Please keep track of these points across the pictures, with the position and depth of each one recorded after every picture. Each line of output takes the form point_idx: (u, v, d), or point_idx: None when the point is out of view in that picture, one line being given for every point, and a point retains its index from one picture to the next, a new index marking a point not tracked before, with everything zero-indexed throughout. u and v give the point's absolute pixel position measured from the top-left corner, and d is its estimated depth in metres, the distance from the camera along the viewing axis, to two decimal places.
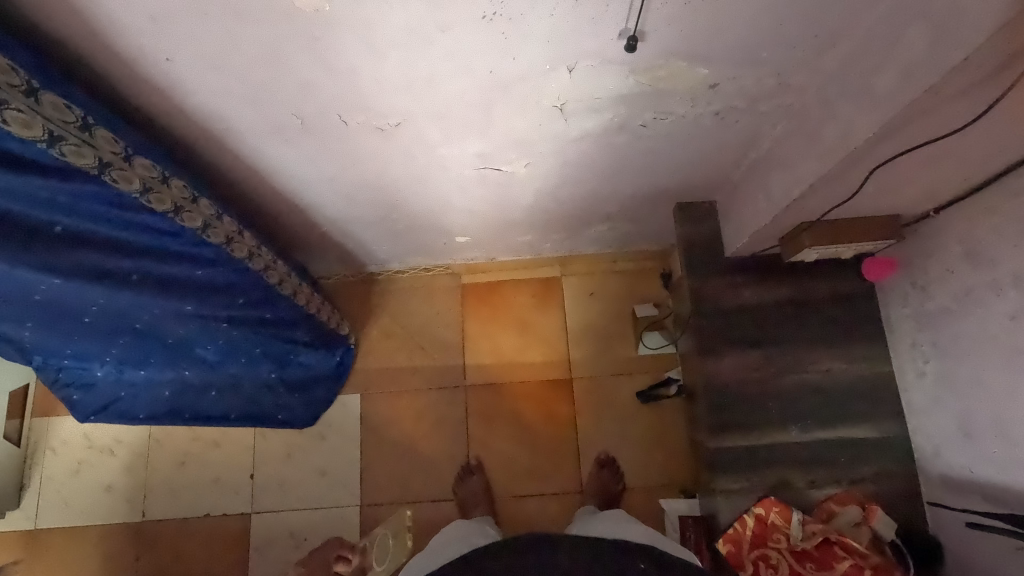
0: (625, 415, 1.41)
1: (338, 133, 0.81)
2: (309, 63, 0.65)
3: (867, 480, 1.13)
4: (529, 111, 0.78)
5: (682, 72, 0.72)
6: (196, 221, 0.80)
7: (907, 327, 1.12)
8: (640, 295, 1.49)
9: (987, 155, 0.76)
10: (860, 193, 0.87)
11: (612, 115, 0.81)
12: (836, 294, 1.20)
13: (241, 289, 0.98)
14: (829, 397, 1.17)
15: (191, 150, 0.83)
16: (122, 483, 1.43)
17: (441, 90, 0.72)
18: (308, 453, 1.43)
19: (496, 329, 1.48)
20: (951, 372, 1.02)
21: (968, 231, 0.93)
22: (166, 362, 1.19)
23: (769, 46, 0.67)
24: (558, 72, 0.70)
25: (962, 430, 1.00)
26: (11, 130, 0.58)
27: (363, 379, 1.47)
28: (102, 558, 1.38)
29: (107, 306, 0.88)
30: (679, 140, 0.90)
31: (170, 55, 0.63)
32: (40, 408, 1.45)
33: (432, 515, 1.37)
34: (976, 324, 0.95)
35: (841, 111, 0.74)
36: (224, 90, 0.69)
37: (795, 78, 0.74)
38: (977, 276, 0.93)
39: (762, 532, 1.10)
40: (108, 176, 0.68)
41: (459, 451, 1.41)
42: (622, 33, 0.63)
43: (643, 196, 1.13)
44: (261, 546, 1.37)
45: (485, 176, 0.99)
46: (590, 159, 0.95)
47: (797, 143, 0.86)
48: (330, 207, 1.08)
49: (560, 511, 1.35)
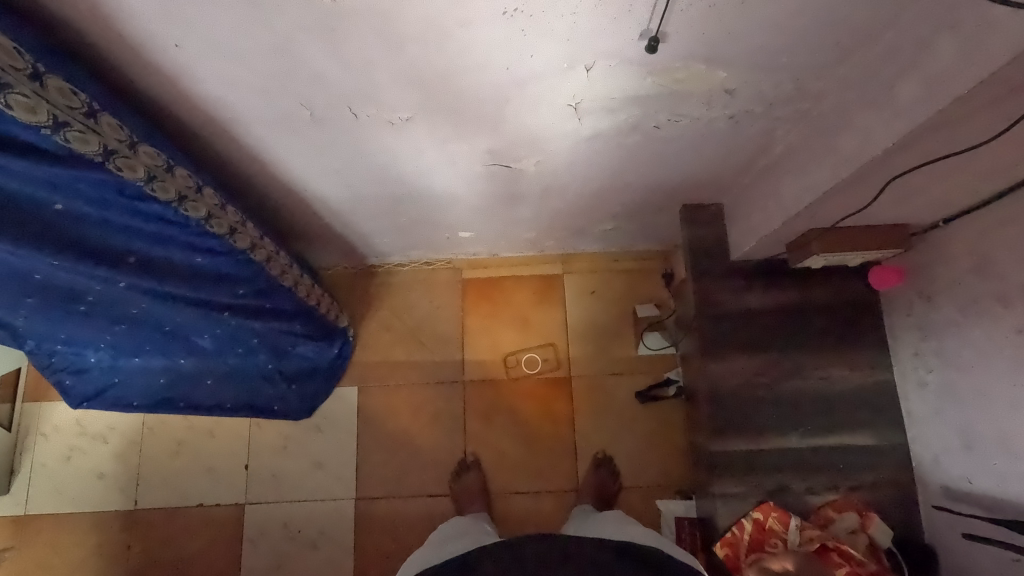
0: (625, 415, 1.41)
1: (348, 126, 0.79)
2: (323, 53, 0.63)
3: (864, 487, 1.14)
4: (543, 109, 0.77)
5: (700, 75, 0.71)
6: (199, 210, 0.79)
7: (910, 336, 1.12)
8: (642, 295, 1.48)
9: (1004, 167, 0.75)
10: (873, 203, 0.86)
11: (627, 115, 0.80)
12: (840, 301, 1.20)
13: (242, 279, 0.96)
14: (830, 403, 1.17)
15: (196, 138, 0.81)
16: (114, 470, 1.41)
17: (456, 84, 0.70)
18: (304, 445, 1.42)
19: (496, 325, 1.47)
20: (954, 383, 1.02)
21: (977, 243, 0.93)
22: (161, 350, 1.17)
23: (791, 51, 0.66)
24: (575, 71, 0.68)
25: (962, 440, 1.01)
26: (15, 115, 0.56)
27: (362, 372, 1.46)
28: (93, 546, 1.37)
29: (104, 293, 0.86)
30: (692, 142, 0.89)
31: (180, 41, 0.61)
32: (31, 392, 1.43)
33: (428, 510, 1.36)
34: (981, 335, 0.95)
35: (859, 120, 0.73)
36: (234, 78, 0.68)
37: (814, 85, 0.74)
38: (985, 288, 0.93)
39: (760, 537, 1.11)
40: (113, 164, 0.66)
41: (457, 447, 1.40)
42: (644, 34, 0.62)
43: (651, 196, 1.12)
44: (254, 538, 1.36)
45: (493, 172, 0.98)
46: (601, 158, 0.94)
47: (811, 150, 0.85)
48: (335, 199, 1.06)
49: (555, 508, 1.35)
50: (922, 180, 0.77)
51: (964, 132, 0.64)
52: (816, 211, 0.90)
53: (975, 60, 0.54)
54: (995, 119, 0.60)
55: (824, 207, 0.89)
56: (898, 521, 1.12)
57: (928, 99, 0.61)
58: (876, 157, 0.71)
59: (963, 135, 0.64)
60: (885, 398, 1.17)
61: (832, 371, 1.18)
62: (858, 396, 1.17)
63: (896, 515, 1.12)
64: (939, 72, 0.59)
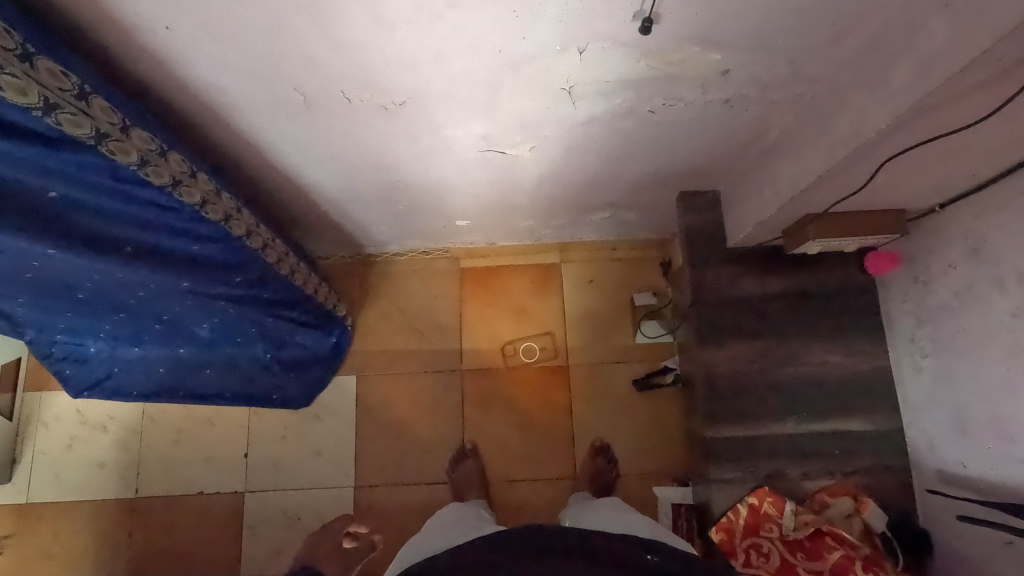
0: (622, 402, 1.42)
1: (342, 110, 0.79)
2: (316, 36, 0.63)
3: (860, 473, 1.15)
4: (538, 93, 0.77)
5: (694, 57, 0.70)
6: (194, 196, 0.79)
7: (906, 321, 1.12)
8: (639, 283, 1.48)
9: (999, 149, 0.75)
10: (868, 186, 0.86)
11: (621, 100, 0.80)
12: (836, 287, 1.21)
13: (239, 267, 0.96)
14: (826, 389, 1.17)
15: (190, 123, 0.81)
16: (114, 459, 1.42)
17: (449, 66, 0.70)
18: (302, 434, 1.42)
19: (494, 313, 1.48)
20: (949, 368, 1.02)
21: (973, 227, 0.93)
22: (160, 339, 1.17)
23: (783, 33, 0.66)
24: (569, 54, 0.68)
25: (957, 425, 1.01)
26: (6, 96, 0.56)
27: (360, 361, 1.46)
28: (95, 534, 1.38)
29: (101, 281, 0.85)
30: (687, 127, 0.89)
31: (170, 23, 0.61)
32: (32, 381, 1.44)
33: (427, 497, 1.37)
34: (977, 320, 0.95)
35: (854, 103, 0.73)
36: (224, 61, 0.67)
37: (809, 68, 0.73)
38: (979, 272, 0.93)
39: (755, 522, 1.11)
40: (104, 148, 0.66)
41: (454, 435, 1.41)
42: (636, 15, 0.61)
43: (647, 183, 1.12)
44: (255, 525, 1.37)
45: (489, 159, 0.98)
46: (596, 144, 0.94)
47: (806, 133, 0.85)
48: (331, 187, 1.07)
49: (554, 496, 1.36)
50: (916, 163, 0.77)
51: (958, 113, 0.64)
52: (811, 196, 0.90)
53: (965, 40, 0.54)
54: (988, 99, 0.60)
55: (818, 192, 0.89)
56: (893, 506, 1.13)
57: (921, 81, 0.61)
58: (869, 139, 0.70)
59: (957, 116, 0.64)
60: (881, 384, 1.17)
61: (828, 357, 1.18)
62: (854, 382, 1.17)
63: (891, 500, 1.13)
64: (932, 52, 0.59)
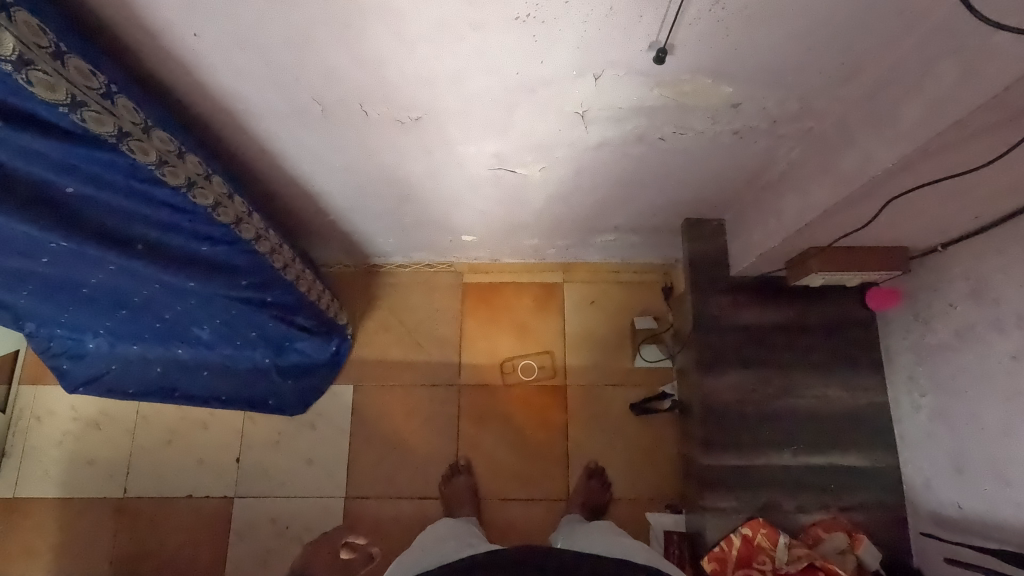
0: (619, 425, 1.41)
1: (357, 123, 0.81)
2: (340, 51, 0.65)
3: (855, 509, 1.14)
4: (551, 116, 0.79)
5: (707, 89, 0.72)
6: (207, 198, 0.79)
7: (906, 359, 1.13)
8: (640, 307, 1.49)
9: (1003, 193, 0.76)
10: (872, 223, 0.87)
11: (633, 126, 0.81)
12: (837, 321, 1.21)
13: (245, 271, 0.96)
14: (824, 421, 1.17)
15: (209, 127, 0.82)
16: (105, 457, 1.41)
17: (467, 86, 0.71)
18: (296, 441, 1.42)
19: (495, 330, 1.48)
20: (948, 407, 1.02)
21: (975, 268, 0.94)
22: (159, 339, 1.18)
23: (795, 69, 0.68)
24: (584, 80, 0.70)
25: (953, 464, 1.01)
26: (35, 92, 0.57)
27: (358, 370, 1.46)
28: (78, 533, 1.36)
29: (108, 278, 0.86)
30: (695, 156, 0.91)
31: (198, 30, 0.62)
32: (28, 374, 1.44)
33: (417, 512, 1.36)
34: (976, 361, 0.95)
35: (860, 140, 0.74)
36: (250, 70, 0.69)
37: (818, 104, 0.75)
38: (980, 313, 0.94)
39: (747, 554, 1.10)
40: (125, 146, 0.67)
41: (448, 450, 1.40)
42: (652, 45, 0.63)
43: (654, 209, 1.14)
44: (242, 531, 1.35)
45: (499, 177, 0.98)
46: (606, 168, 0.95)
47: (812, 168, 0.86)
48: (341, 196, 1.08)
49: (545, 518, 1.35)
50: (921, 202, 0.78)
51: (965, 157, 0.65)
52: (815, 230, 0.91)
53: (970, 86, 0.55)
54: (994, 144, 0.61)
55: (821, 227, 0.90)
56: (886, 543, 1.12)
57: (927, 123, 0.62)
58: (873, 179, 0.72)
59: (963, 160, 0.65)
60: (878, 420, 1.17)
61: (827, 390, 1.18)
62: (851, 417, 1.17)
63: (885, 538, 1.12)
64: (938, 96, 0.60)
